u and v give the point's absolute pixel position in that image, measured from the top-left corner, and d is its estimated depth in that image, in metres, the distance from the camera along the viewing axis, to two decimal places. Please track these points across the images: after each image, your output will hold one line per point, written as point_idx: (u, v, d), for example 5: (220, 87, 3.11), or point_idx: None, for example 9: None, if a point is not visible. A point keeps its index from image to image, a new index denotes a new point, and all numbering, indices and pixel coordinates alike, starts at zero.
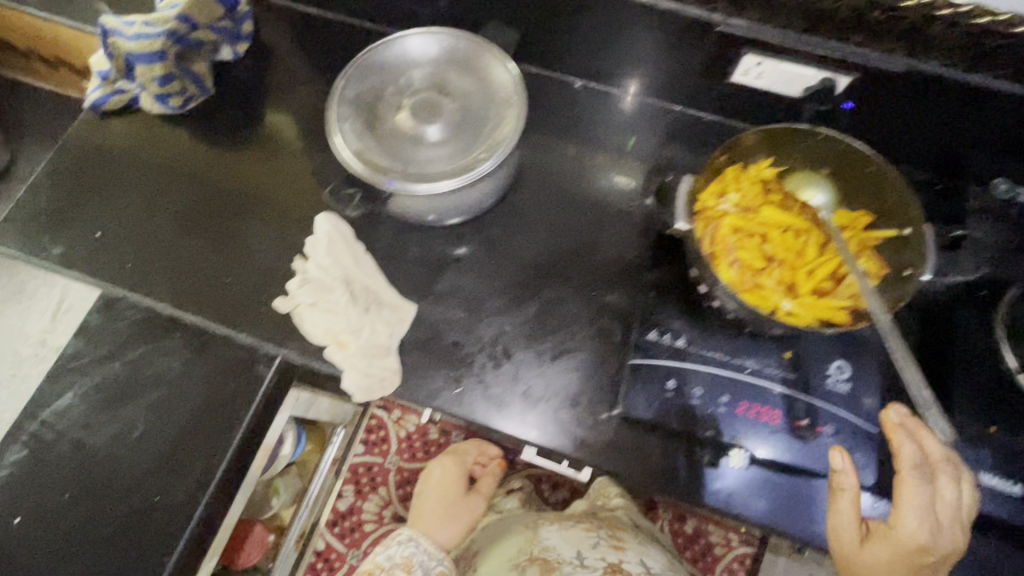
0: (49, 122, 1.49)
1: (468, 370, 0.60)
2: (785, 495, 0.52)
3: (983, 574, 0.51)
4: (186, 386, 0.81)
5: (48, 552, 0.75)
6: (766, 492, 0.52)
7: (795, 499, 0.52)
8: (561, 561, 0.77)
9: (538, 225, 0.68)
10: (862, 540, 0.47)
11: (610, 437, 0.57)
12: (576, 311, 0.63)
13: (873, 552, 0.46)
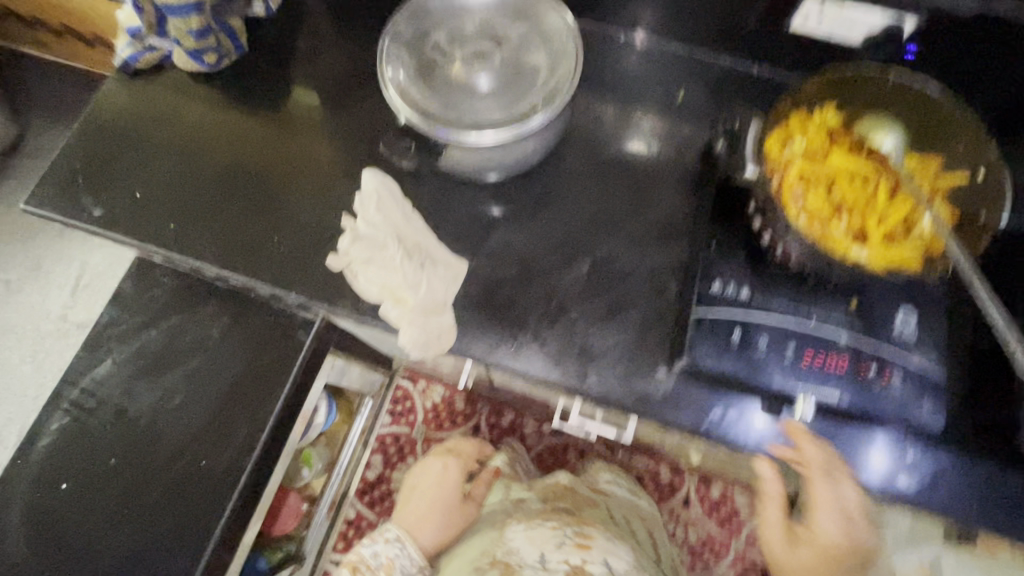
0: (55, 93, 1.45)
1: (522, 327, 0.60)
2: (835, 439, 0.55)
3: None
4: (226, 353, 0.80)
5: (97, 516, 0.75)
6: (816, 437, 0.55)
7: (844, 443, 0.54)
8: (522, 565, 0.80)
9: (587, 182, 0.67)
10: (794, 543, 0.61)
11: (668, 390, 0.58)
12: (630, 268, 0.62)
13: (800, 553, 0.61)
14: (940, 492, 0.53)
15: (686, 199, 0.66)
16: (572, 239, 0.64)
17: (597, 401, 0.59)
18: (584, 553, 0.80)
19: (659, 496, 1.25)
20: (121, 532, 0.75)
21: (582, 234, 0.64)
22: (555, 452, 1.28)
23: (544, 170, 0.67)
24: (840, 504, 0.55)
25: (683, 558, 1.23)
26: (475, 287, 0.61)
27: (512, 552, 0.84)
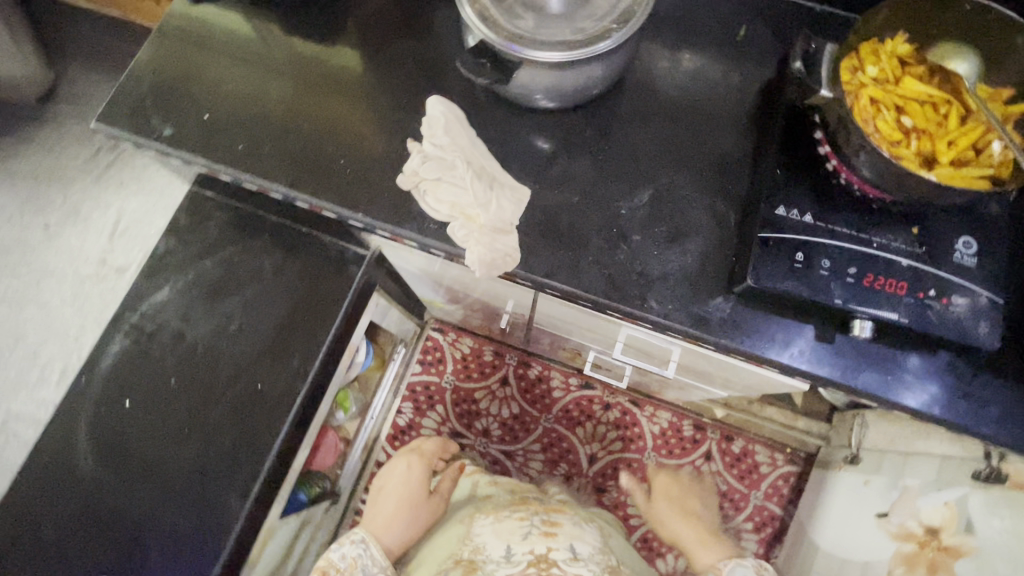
0: (90, 39, 1.45)
1: (584, 251, 0.62)
2: (870, 358, 0.58)
3: None
4: (281, 282, 0.83)
5: (156, 432, 0.78)
6: (851, 356, 0.58)
7: (878, 362, 0.58)
8: (487, 561, 0.81)
9: (646, 116, 0.68)
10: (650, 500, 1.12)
11: (727, 313, 0.60)
12: (689, 198, 0.64)
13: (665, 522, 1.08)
14: (976, 411, 0.56)
15: (745, 133, 0.67)
16: (631, 170, 0.65)
17: (657, 324, 0.60)
18: (549, 541, 0.82)
19: (682, 449, 1.28)
20: (180, 449, 0.77)
21: (642, 166, 0.65)
22: (581, 405, 1.30)
23: (603, 104, 0.68)
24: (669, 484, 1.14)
25: None
26: (538, 212, 0.63)
27: (479, 548, 0.84)
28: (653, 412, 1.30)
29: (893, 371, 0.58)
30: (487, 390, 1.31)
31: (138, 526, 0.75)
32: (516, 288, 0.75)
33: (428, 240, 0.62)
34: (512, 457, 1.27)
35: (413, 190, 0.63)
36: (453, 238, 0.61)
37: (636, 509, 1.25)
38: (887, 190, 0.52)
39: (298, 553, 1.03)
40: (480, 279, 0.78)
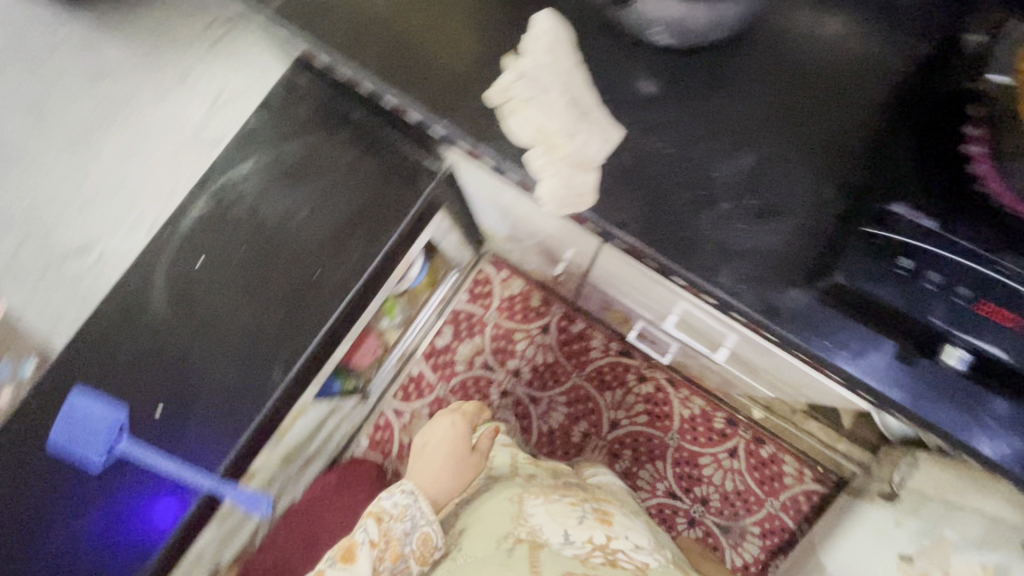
0: None
1: (663, 208, 0.58)
2: (953, 390, 0.52)
3: None
4: (356, 179, 0.85)
5: (221, 293, 0.84)
6: (931, 384, 0.53)
7: (961, 396, 0.52)
8: (550, 540, 0.80)
9: (767, 74, 0.61)
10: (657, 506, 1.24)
11: (803, 306, 0.55)
12: (792, 174, 0.58)
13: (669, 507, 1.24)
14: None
15: (878, 115, 0.58)
16: (736, 134, 0.59)
17: (722, 300, 0.56)
18: (608, 529, 0.84)
19: (707, 439, 1.25)
20: (239, 314, 0.83)
21: (748, 130, 0.59)
22: (616, 370, 1.29)
23: (722, 54, 0.62)
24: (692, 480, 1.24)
25: (714, 502, 1.23)
26: (622, 157, 0.59)
27: (536, 531, 0.82)
28: (687, 396, 1.27)
29: (975, 410, 0.52)
30: (527, 333, 1.31)
31: (189, 372, 0.81)
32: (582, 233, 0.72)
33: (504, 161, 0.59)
34: (537, 402, 1.29)
35: (501, 107, 0.60)
36: (529, 165, 0.59)
37: (646, 482, 1.25)
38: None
39: (323, 435, 1.11)
40: (546, 215, 0.75)
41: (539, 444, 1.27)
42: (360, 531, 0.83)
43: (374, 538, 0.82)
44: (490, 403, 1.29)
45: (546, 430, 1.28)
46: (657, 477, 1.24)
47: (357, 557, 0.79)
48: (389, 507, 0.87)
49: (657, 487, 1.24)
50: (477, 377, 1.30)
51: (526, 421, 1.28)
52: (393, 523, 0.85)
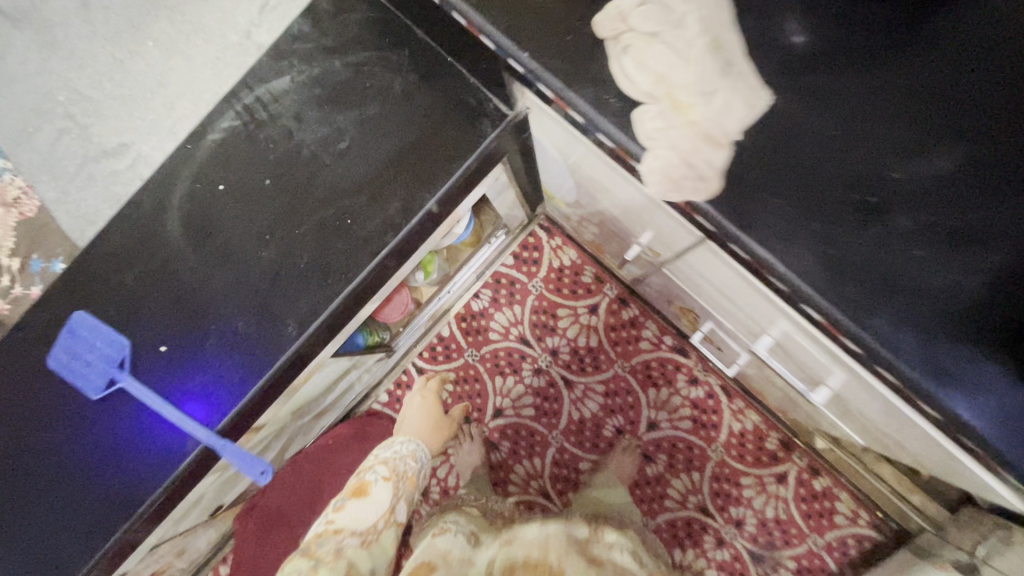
0: None
1: (811, 212, 0.42)
2: None
3: None
4: (406, 115, 0.71)
5: (240, 228, 0.73)
6: None
7: None
8: None
9: (994, 35, 0.42)
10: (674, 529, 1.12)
11: (991, 384, 0.39)
12: (1009, 189, 0.40)
13: None
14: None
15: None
16: (934, 123, 0.42)
17: (875, 353, 0.40)
18: None
19: (754, 459, 1.12)
20: (258, 253, 0.72)
21: (953, 120, 0.42)
22: (665, 368, 1.15)
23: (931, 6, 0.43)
24: (723, 504, 1.12)
25: (749, 526, 1.11)
26: (766, 133, 0.43)
27: None
28: (740, 409, 1.13)
29: None
30: (572, 311, 1.18)
31: (202, 311, 0.73)
32: (679, 222, 0.56)
33: (597, 121, 0.45)
34: (571, 388, 1.17)
35: (610, 42, 0.46)
36: (633, 127, 0.45)
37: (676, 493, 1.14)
38: None
39: (340, 389, 1.03)
40: (637, 191, 0.59)
41: (567, 431, 1.17)
42: (366, 472, 0.90)
43: (383, 474, 0.90)
44: (520, 380, 1.19)
45: (576, 418, 1.17)
46: (690, 489, 1.13)
47: (370, 491, 0.87)
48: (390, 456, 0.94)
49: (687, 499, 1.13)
50: (510, 349, 1.19)
51: (556, 404, 1.18)
52: (401, 461, 0.94)
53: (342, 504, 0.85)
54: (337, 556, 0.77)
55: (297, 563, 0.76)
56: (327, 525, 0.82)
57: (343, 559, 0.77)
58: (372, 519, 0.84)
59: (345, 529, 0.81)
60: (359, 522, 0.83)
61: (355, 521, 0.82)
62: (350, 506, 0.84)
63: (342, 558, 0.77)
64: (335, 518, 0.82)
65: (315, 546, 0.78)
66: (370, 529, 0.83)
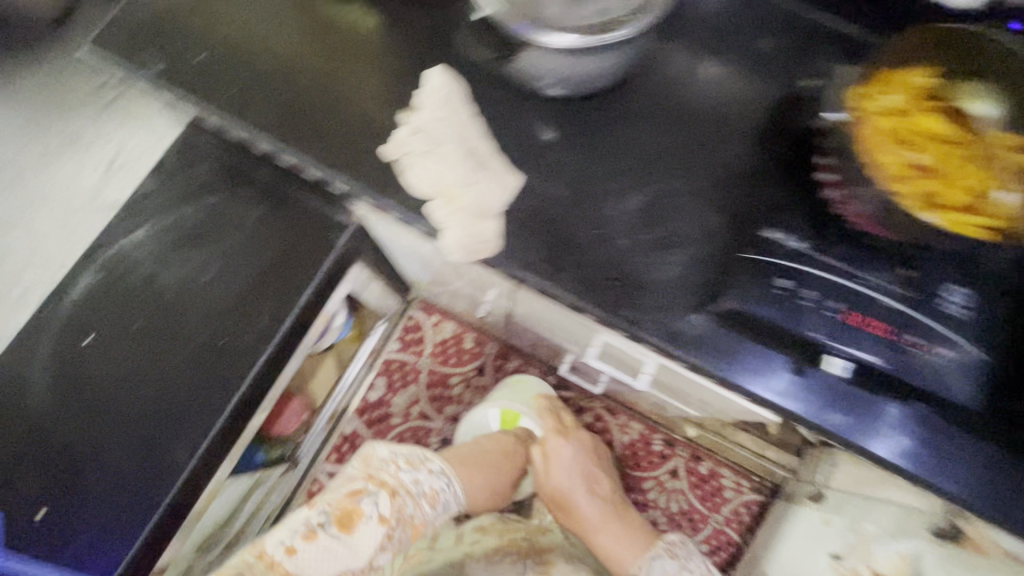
0: None
1: (569, 249, 0.59)
2: (868, 412, 0.52)
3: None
4: (261, 241, 0.81)
5: (112, 373, 0.76)
6: (846, 404, 0.52)
7: (877, 418, 0.52)
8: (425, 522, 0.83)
9: (636, 132, 0.64)
10: (601, 520, 1.02)
11: (701, 335, 0.57)
12: (686, 205, 0.61)
13: (562, 475, 1.06)
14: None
15: (744, 171, 0.61)
16: (679, 171, 0.63)
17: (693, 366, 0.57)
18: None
19: (649, 463, 1.27)
20: (133, 393, 0.76)
21: (684, 153, 0.63)
22: None
23: (698, 89, 0.66)
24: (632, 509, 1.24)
25: (662, 526, 1.24)
26: (578, 155, 0.63)
27: None
28: (625, 422, 1.29)
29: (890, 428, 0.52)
30: (463, 376, 1.30)
31: (77, 467, 0.73)
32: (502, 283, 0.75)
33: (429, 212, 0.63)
34: None
35: (396, 162, 0.60)
36: (430, 219, 0.59)
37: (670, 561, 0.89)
38: (906, 241, 0.50)
39: (246, 514, 1.04)
40: (462, 268, 0.76)
41: None
42: (395, 478, 0.81)
43: (380, 498, 0.77)
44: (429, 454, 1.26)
45: None
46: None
47: (354, 532, 0.75)
48: (394, 481, 0.81)
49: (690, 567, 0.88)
50: (415, 427, 1.27)
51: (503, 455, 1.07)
52: (404, 497, 0.80)
53: (312, 532, 0.72)
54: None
55: (272, 535, 0.71)
56: (340, 504, 0.76)
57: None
58: (339, 556, 0.73)
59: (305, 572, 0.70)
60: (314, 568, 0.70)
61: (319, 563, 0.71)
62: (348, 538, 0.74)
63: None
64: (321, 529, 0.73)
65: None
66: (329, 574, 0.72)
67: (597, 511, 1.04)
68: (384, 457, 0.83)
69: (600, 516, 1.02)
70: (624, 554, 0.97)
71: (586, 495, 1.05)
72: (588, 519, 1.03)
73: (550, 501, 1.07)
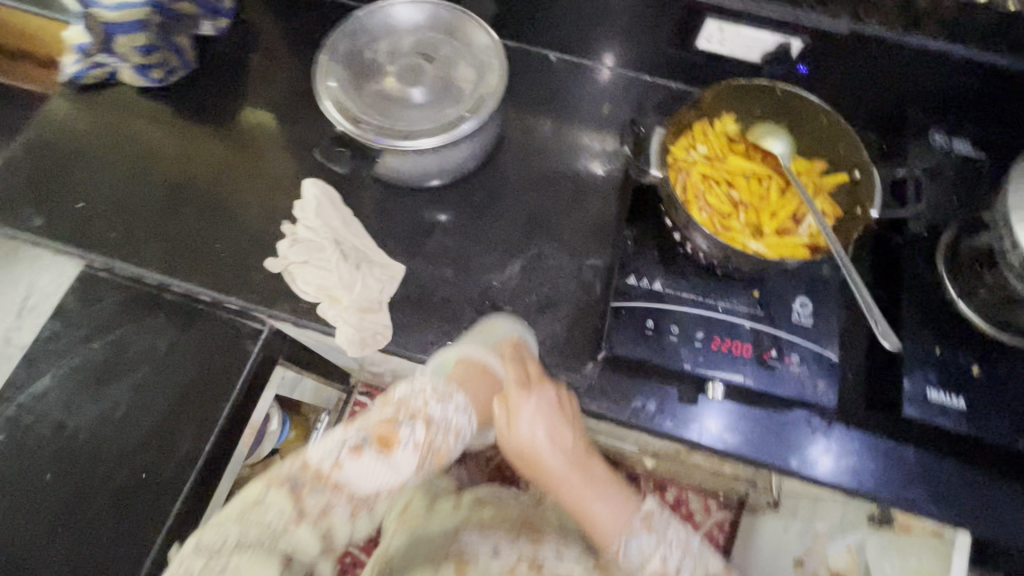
0: None
1: (462, 325, 0.63)
2: (758, 426, 0.59)
3: (911, 479, 0.58)
4: (172, 364, 0.79)
5: (28, 535, 0.72)
6: (739, 426, 0.59)
7: (767, 431, 0.59)
8: (455, 445, 0.56)
9: (508, 205, 0.70)
10: (582, 482, 0.61)
11: (596, 381, 0.61)
12: (560, 264, 0.67)
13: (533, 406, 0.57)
14: (908, 423, 0.56)
15: (608, 226, 0.69)
16: (553, 234, 0.69)
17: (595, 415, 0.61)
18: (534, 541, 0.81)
19: None
20: (53, 552, 0.72)
21: (555, 216, 0.70)
22: None
23: (557, 157, 0.73)
24: None
25: None
26: (457, 235, 0.68)
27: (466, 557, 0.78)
28: None
29: (777, 437, 0.59)
30: None
31: None
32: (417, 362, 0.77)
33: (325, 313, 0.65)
34: None
35: (282, 273, 0.63)
36: (324, 320, 0.61)
37: (648, 536, 0.59)
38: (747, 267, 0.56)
39: None
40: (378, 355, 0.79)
41: None
42: (428, 408, 0.54)
43: (422, 433, 0.53)
44: None
45: None
46: (666, 559, 0.59)
47: (396, 452, 0.52)
48: (434, 410, 0.54)
49: (666, 544, 0.59)
50: None
51: (473, 384, 0.57)
52: (444, 429, 0.55)
53: (360, 448, 0.51)
54: (320, 518, 0.50)
55: (321, 443, 0.52)
56: (381, 426, 0.53)
57: (317, 556, 0.50)
58: (379, 485, 0.52)
59: (346, 489, 0.51)
60: (361, 484, 0.51)
61: (360, 483, 0.51)
62: (370, 457, 0.51)
63: (326, 527, 0.50)
64: (355, 450, 0.51)
65: (304, 487, 0.50)
66: (371, 497, 0.52)
67: (562, 463, 0.60)
68: (411, 383, 0.56)
69: (572, 473, 0.60)
70: (602, 518, 0.61)
71: (576, 429, 0.59)
72: (550, 466, 0.59)
73: (515, 461, 0.61)
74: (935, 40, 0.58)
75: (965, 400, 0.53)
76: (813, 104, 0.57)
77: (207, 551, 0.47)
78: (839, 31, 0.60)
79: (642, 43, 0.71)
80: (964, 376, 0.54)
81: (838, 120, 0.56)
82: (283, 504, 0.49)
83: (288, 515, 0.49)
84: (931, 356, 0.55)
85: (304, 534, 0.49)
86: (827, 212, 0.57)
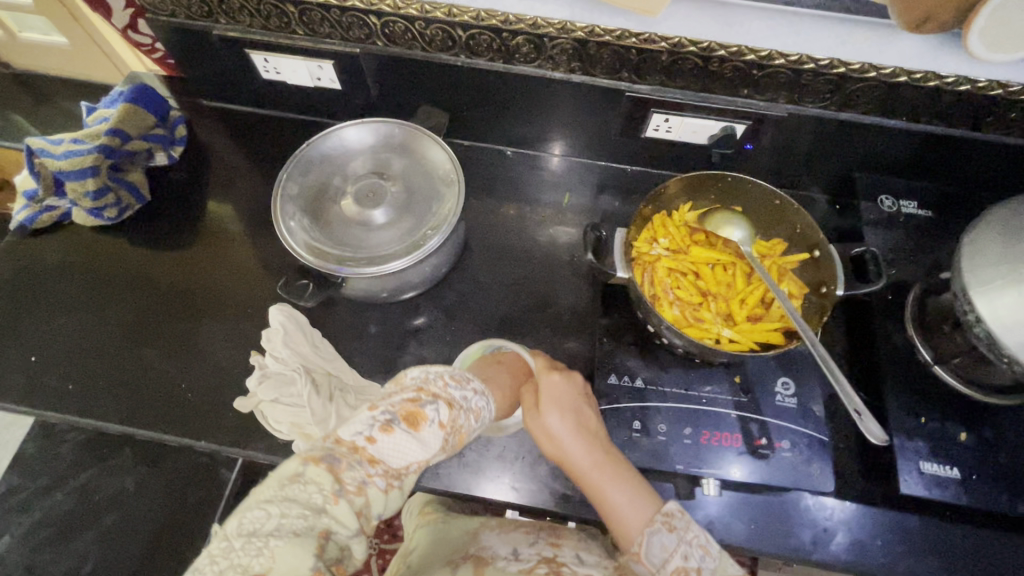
0: None
1: None
2: (762, 512, 0.57)
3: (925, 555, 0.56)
4: (141, 507, 0.76)
5: None
6: (743, 515, 0.57)
7: (771, 516, 0.57)
8: (477, 427, 0.48)
9: (480, 306, 0.69)
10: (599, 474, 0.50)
11: None
12: None
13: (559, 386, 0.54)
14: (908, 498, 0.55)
15: (582, 317, 0.69)
16: (530, 330, 0.68)
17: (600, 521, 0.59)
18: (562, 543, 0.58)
19: None
20: None
21: (530, 312, 0.69)
22: None
23: (524, 250, 0.74)
24: None
25: None
26: (433, 345, 0.67)
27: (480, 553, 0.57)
28: None
29: (784, 523, 0.56)
30: None
31: None
32: None
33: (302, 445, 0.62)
34: None
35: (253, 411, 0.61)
36: None
37: (670, 534, 0.45)
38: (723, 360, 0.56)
39: None
40: None
41: None
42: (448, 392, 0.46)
43: (449, 413, 0.44)
44: None
45: None
46: (689, 558, 0.44)
47: (424, 429, 0.42)
48: (456, 393, 0.46)
49: (689, 542, 0.44)
50: None
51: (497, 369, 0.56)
52: (466, 411, 0.46)
53: (390, 425, 0.41)
54: (359, 497, 0.39)
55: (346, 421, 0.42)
56: (405, 402, 0.43)
57: (356, 539, 0.38)
58: (411, 465, 0.42)
59: (380, 466, 0.40)
60: (397, 465, 0.41)
61: (397, 459, 0.41)
62: (400, 434, 0.41)
63: (362, 506, 0.39)
64: (380, 431, 0.41)
65: (338, 462, 0.39)
66: (401, 475, 0.42)
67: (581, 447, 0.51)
68: (425, 366, 0.47)
69: (590, 455, 0.50)
70: (620, 508, 0.48)
71: (593, 410, 0.54)
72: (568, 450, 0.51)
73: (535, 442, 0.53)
74: (869, 115, 0.61)
75: (959, 469, 0.54)
76: (765, 189, 0.58)
77: (243, 530, 0.35)
78: (778, 114, 0.63)
79: (594, 135, 0.73)
80: (953, 444, 0.54)
81: (789, 203, 0.58)
82: (322, 480, 0.38)
83: (326, 491, 0.37)
84: (914, 426, 0.55)
85: (345, 513, 0.37)
86: (795, 292, 0.58)
